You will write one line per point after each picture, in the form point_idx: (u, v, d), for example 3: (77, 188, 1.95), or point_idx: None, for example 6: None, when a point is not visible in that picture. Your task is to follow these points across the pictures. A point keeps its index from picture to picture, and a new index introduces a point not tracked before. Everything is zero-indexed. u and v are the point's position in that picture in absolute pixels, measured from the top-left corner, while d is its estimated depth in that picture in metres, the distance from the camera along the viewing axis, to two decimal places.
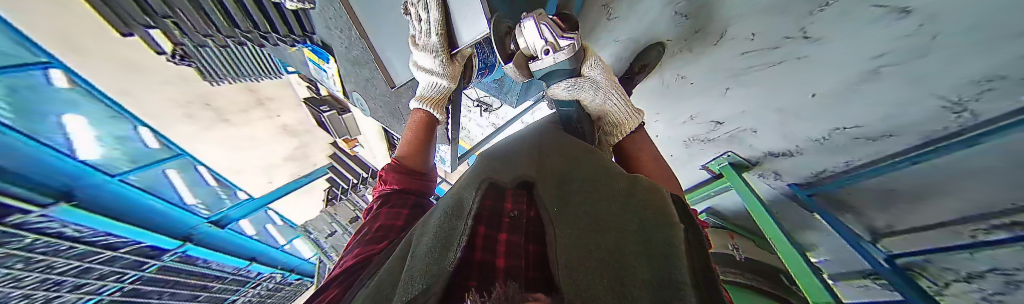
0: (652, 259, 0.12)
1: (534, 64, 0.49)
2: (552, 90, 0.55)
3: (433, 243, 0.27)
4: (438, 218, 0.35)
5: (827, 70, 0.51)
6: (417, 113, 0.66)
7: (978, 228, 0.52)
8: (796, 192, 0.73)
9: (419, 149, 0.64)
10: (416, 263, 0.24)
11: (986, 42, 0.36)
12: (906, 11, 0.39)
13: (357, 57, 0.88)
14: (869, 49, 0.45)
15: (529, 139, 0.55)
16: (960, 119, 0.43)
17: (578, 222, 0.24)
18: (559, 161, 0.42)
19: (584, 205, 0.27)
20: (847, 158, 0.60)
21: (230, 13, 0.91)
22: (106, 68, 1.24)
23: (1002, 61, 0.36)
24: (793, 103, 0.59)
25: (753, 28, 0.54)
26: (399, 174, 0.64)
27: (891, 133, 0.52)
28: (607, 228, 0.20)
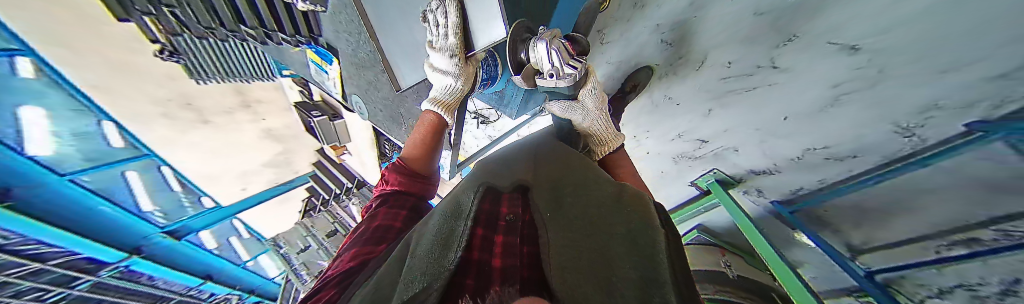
0: (637, 263, 0.14)
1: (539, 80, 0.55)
2: (549, 105, 0.64)
3: (431, 243, 0.26)
4: (437, 220, 0.33)
5: (795, 95, 0.58)
6: (429, 115, 0.66)
7: (941, 244, 0.54)
8: (781, 210, 0.77)
9: (427, 154, 0.64)
10: (416, 262, 0.22)
11: (926, 74, 0.41)
12: (854, 48, 0.45)
13: (362, 60, 0.89)
14: (829, 78, 0.51)
15: (525, 147, 0.56)
16: (913, 142, 0.49)
17: (574, 225, 0.24)
18: (553, 167, 0.42)
19: (575, 209, 0.27)
20: (821, 177, 0.65)
21: (239, 10, 0.92)
22: (90, 62, 1.18)
23: (941, 92, 0.41)
24: (768, 124, 0.65)
25: (730, 56, 0.61)
26: (403, 176, 0.65)
27: (855, 154, 0.57)
28: (599, 231, 0.21)
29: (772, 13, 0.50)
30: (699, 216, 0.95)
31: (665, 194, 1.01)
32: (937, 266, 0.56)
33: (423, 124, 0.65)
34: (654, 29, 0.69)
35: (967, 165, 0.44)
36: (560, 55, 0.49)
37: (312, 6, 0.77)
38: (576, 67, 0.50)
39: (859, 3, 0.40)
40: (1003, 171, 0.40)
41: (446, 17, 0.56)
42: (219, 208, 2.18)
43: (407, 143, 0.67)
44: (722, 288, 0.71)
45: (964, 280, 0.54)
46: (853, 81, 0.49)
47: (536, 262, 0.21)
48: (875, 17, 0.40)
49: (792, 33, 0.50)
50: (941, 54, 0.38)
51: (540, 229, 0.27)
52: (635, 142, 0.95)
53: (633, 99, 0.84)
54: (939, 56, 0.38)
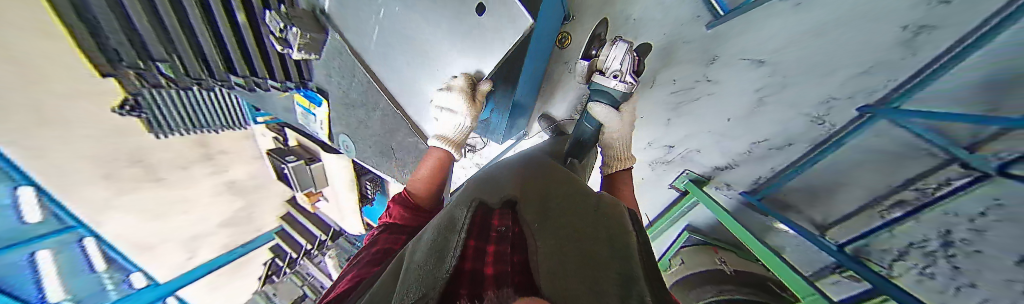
0: (620, 278, 0.15)
1: (599, 76, 0.64)
2: (590, 105, 0.67)
3: (424, 258, 0.24)
4: (430, 235, 0.32)
5: (730, 100, 0.70)
6: (438, 150, 0.71)
7: (881, 208, 0.59)
8: (749, 198, 0.83)
9: (433, 187, 0.68)
10: (407, 278, 0.21)
11: (817, 74, 0.57)
12: (761, 61, 0.62)
13: (354, 100, 0.92)
14: (750, 86, 0.66)
15: (517, 162, 0.60)
16: (827, 128, 0.60)
17: (564, 238, 0.25)
18: (540, 182, 0.45)
19: (563, 219, 0.29)
20: (772, 165, 0.74)
21: (215, 60, 0.86)
22: (23, 123, 1.03)
23: (834, 87, 0.56)
24: (717, 126, 0.76)
25: (673, 75, 0.76)
26: (408, 210, 0.65)
27: (790, 142, 0.67)
28: (585, 244, 0.22)
29: (697, 40, 0.68)
30: (684, 217, 1.00)
31: (649, 201, 1.07)
32: (893, 227, 0.58)
33: (431, 157, 0.71)
34: None
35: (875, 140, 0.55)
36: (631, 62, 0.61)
37: (307, 54, 0.78)
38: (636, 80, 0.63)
39: (752, 31, 0.61)
40: (903, 144, 0.51)
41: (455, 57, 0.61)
42: (153, 286, 1.82)
43: (411, 177, 0.71)
44: (724, 287, 0.69)
45: (913, 239, 0.56)
46: (766, 86, 0.64)
47: (526, 270, 0.21)
48: (777, 38, 0.59)
49: (713, 54, 0.67)
50: (826, 58, 0.55)
51: (530, 240, 0.28)
52: None
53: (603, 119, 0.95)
54: (825, 59, 0.55)
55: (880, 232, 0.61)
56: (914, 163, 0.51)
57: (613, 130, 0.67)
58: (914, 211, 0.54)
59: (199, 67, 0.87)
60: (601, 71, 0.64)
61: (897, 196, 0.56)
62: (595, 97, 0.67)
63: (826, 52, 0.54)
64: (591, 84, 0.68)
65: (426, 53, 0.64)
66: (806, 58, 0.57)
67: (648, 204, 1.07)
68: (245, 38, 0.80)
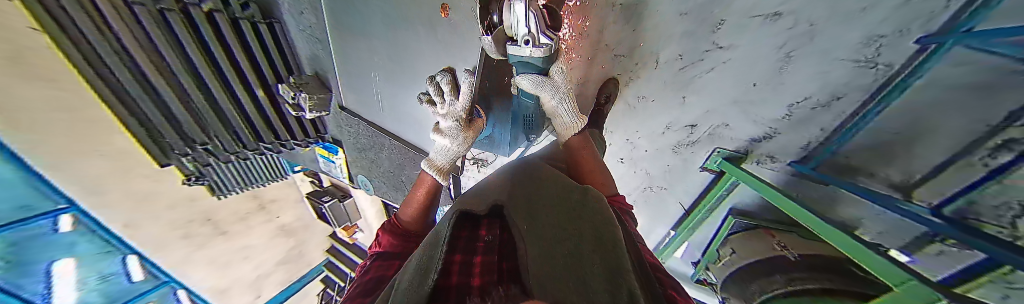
0: (608, 279, 0.18)
1: (511, 46, 0.54)
2: (519, 79, 0.66)
3: (411, 277, 0.25)
4: (419, 254, 0.33)
5: (751, 62, 0.65)
6: (427, 177, 0.73)
7: (983, 154, 0.40)
8: (801, 169, 0.71)
9: (424, 213, 0.70)
10: (396, 299, 0.21)
11: (844, 14, 0.49)
12: (777, 14, 0.57)
13: (367, 146, 1.15)
14: (772, 42, 0.60)
15: (504, 169, 0.63)
16: (882, 71, 0.49)
17: (550, 247, 0.27)
18: (526, 187, 0.48)
19: (549, 224, 0.32)
20: (822, 125, 0.63)
21: (256, 125, 1.15)
22: (118, 199, 1.28)
23: (874, 24, 0.47)
24: (741, 93, 0.70)
25: (677, 50, 0.74)
26: (398, 236, 0.66)
27: (837, 96, 0.57)
28: (571, 250, 0.25)
29: (695, 9, 0.67)
30: (726, 201, 0.89)
31: (678, 187, 0.99)
32: (997, 181, 0.39)
33: (421, 186, 0.72)
34: (607, 49, 0.87)
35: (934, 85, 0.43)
36: (538, 18, 0.48)
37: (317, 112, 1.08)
38: (552, 38, 0.52)
39: None
40: (956, 83, 0.40)
41: (449, 96, 0.64)
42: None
43: (403, 206, 0.73)
44: (794, 275, 0.58)
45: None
46: (791, 40, 0.57)
47: (515, 275, 0.23)
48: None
49: (718, 19, 0.64)
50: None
51: (519, 246, 0.30)
52: (630, 143, 1.02)
53: (612, 107, 0.98)
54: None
55: (988, 185, 0.41)
56: (957, 114, 0.42)
57: (547, 99, 0.67)
58: (999, 171, 0.38)
59: (222, 123, 1.08)
60: (514, 39, 0.53)
61: (998, 138, 0.38)
62: (521, 70, 0.65)
63: None
64: (507, 56, 0.60)
65: (417, 78, 0.80)
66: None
67: (677, 191, 1.00)
68: (256, 91, 1.03)
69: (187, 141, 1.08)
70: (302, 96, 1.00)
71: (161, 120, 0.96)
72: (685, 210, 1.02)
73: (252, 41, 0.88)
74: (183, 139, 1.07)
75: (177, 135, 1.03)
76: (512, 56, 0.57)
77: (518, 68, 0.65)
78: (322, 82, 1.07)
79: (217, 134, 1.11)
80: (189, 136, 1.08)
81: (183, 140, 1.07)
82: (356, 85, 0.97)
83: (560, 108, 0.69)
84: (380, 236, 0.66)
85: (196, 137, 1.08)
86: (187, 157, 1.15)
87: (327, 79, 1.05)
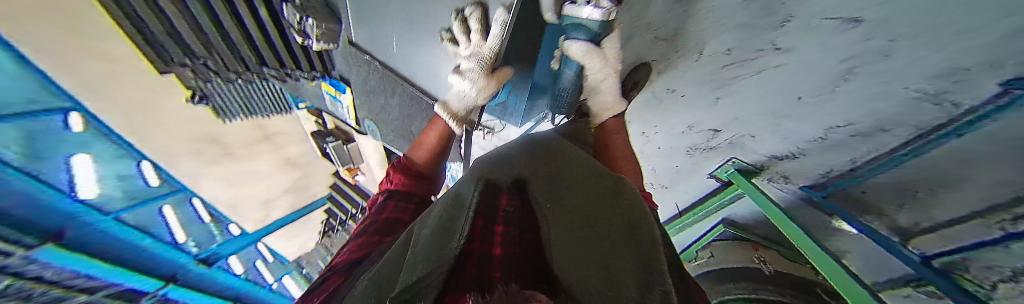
0: (639, 267, 0.16)
1: (571, 8, 0.51)
2: (567, 45, 0.58)
3: (433, 233, 0.25)
4: (439, 212, 0.33)
5: (806, 71, 0.54)
6: (439, 122, 0.76)
7: None
8: (812, 195, 0.73)
9: (434, 157, 0.77)
10: (416, 252, 0.21)
11: (929, 38, 0.39)
12: (857, 21, 0.43)
13: (377, 89, 1.09)
14: (835, 54, 0.49)
15: (528, 140, 0.60)
16: (946, 109, 0.45)
17: (573, 225, 0.25)
18: (552, 165, 0.46)
19: (574, 204, 0.30)
20: (851, 156, 0.62)
21: (259, 51, 1.10)
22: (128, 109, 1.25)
23: (952, 57, 0.39)
24: (782, 106, 0.62)
25: (726, 44, 0.60)
26: (410, 176, 0.74)
27: (884, 128, 0.53)
28: (595, 229, 0.23)
29: None
30: (726, 208, 0.90)
31: (681, 189, 0.99)
32: None
33: (433, 131, 0.76)
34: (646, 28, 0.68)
35: (1011, 127, 0.41)
36: None
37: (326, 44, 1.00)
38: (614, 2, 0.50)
39: None
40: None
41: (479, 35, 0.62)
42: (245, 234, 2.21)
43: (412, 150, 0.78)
44: (763, 286, 0.63)
45: None
46: (860, 55, 0.47)
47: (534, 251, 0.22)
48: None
49: (787, 13, 0.49)
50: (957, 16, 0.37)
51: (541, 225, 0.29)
52: (645, 137, 0.94)
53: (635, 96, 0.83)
54: (950, 14, 0.37)
55: None
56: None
57: (592, 68, 0.61)
58: None
59: (224, 43, 1.02)
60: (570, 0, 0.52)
61: None
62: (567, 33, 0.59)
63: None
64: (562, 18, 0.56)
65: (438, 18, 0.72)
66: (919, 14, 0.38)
67: (681, 191, 0.99)
68: (258, 9, 0.91)
69: (188, 54, 1.05)
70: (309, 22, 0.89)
71: (162, 33, 0.93)
72: (678, 211, 1.05)
73: None
74: (184, 52, 1.03)
75: (178, 49, 1.02)
76: (566, 18, 0.55)
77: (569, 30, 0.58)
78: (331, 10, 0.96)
79: (217, 51, 1.07)
80: (190, 51, 1.05)
81: (182, 53, 1.04)
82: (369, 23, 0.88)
83: (602, 81, 0.66)
84: (392, 175, 0.74)
85: (197, 52, 1.05)
86: (189, 69, 1.14)
87: (337, 9, 0.95)
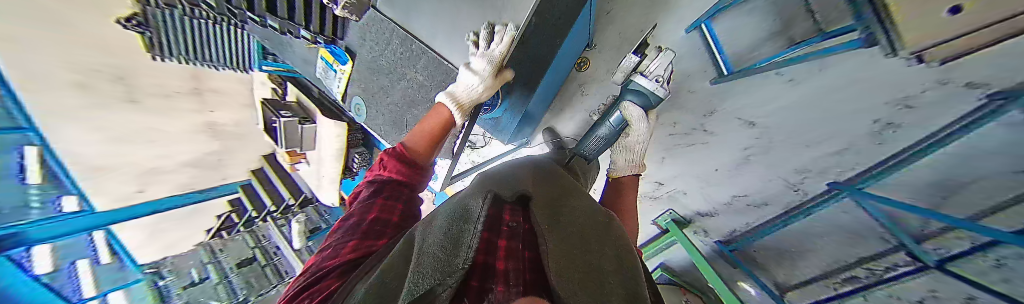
0: (628, 288, 0.18)
1: (640, 76, 0.65)
2: (626, 104, 0.68)
3: (439, 241, 0.25)
4: (443, 221, 0.32)
5: (720, 150, 0.77)
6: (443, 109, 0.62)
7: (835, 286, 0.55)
8: (723, 248, 0.91)
9: (434, 143, 0.63)
10: (423, 258, 0.22)
11: (794, 143, 0.64)
12: (751, 124, 0.68)
13: (380, 67, 0.68)
14: (739, 143, 0.73)
15: (529, 160, 0.63)
16: (799, 195, 0.69)
17: (572, 243, 0.27)
18: (556, 188, 0.48)
19: (571, 227, 0.32)
20: (747, 220, 0.82)
21: None
22: None
23: (811, 160, 0.64)
24: (706, 173, 0.82)
25: (674, 118, 0.80)
26: (401, 161, 0.63)
27: (766, 202, 0.75)
28: (589, 252, 0.25)
29: (702, 91, 0.71)
30: (661, 254, 1.04)
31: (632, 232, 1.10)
32: None
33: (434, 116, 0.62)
34: None
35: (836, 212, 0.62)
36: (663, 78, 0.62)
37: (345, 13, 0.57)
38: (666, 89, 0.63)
39: (750, 95, 0.64)
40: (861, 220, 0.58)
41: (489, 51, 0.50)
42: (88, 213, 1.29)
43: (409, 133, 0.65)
44: None
45: None
46: (753, 147, 0.71)
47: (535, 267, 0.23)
48: (781, 100, 0.61)
49: (710, 109, 0.72)
50: (805, 137, 0.62)
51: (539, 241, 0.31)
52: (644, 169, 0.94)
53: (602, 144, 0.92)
54: (796, 133, 0.63)
55: None
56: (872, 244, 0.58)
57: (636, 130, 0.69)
58: None
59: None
60: (644, 73, 0.65)
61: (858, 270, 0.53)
62: (626, 96, 0.69)
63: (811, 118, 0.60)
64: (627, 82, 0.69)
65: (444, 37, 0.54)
66: (791, 126, 0.63)
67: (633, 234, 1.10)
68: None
69: None
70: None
71: None
72: None
73: None
74: None
75: None
76: (633, 82, 0.66)
77: (631, 93, 0.68)
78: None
79: None
80: None
81: None
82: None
83: (642, 143, 0.70)
84: (385, 160, 0.63)
85: None
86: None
87: None
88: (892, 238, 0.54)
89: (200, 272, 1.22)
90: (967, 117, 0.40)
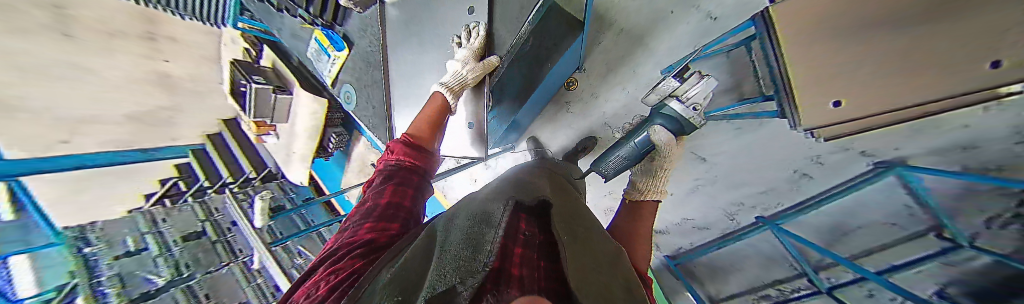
0: None
1: (677, 102, 0.61)
2: (655, 128, 0.65)
3: (457, 240, 0.21)
4: (462, 220, 0.29)
5: (677, 177, 0.88)
6: (436, 99, 0.61)
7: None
8: (670, 262, 0.98)
9: (435, 131, 0.59)
10: (439, 250, 0.19)
11: (734, 183, 0.79)
12: (702, 159, 0.82)
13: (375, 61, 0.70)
14: (692, 174, 0.85)
15: (538, 175, 0.58)
16: (734, 224, 0.83)
17: (600, 280, 0.22)
18: (577, 217, 0.43)
19: (595, 263, 0.27)
20: (692, 240, 0.93)
21: None
22: None
23: (743, 196, 0.79)
24: (662, 196, 0.93)
25: None
26: (407, 149, 0.56)
27: (707, 226, 0.88)
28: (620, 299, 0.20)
29: None
30: None
31: None
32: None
33: (429, 108, 0.60)
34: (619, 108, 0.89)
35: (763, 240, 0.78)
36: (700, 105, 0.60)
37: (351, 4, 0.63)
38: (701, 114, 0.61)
39: (705, 137, 0.79)
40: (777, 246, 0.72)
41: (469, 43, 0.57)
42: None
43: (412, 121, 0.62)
44: None
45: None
46: (705, 180, 0.84)
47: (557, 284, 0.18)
48: (732, 144, 0.75)
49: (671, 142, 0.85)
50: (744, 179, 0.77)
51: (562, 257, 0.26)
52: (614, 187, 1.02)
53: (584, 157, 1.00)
54: (739, 174, 0.77)
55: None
56: (780, 270, 0.77)
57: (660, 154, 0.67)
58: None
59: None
60: (680, 98, 0.61)
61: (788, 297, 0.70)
62: (655, 119, 0.66)
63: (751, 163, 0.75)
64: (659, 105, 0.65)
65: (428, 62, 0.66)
66: (732, 168, 0.78)
67: None
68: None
69: None
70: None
71: None
72: None
73: None
74: None
75: None
76: (668, 107, 0.63)
77: (660, 115, 0.65)
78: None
79: None
80: None
81: None
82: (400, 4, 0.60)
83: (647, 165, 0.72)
84: (390, 148, 0.57)
85: None
86: None
87: None
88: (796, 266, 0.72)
89: (136, 241, 1.08)
90: (845, 182, 0.64)
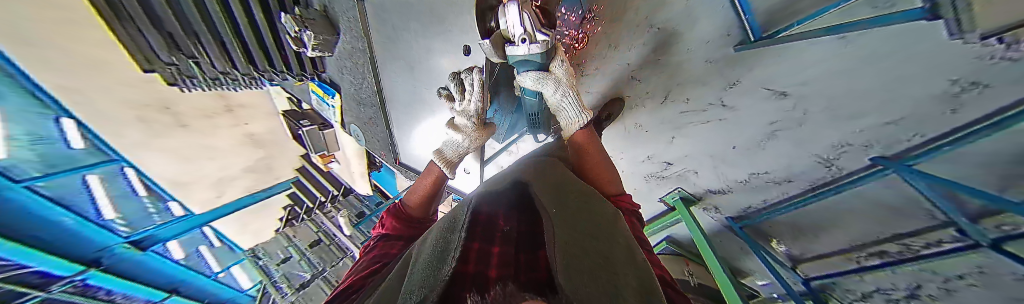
0: (644, 292, 0.14)
1: (510, 48, 0.46)
2: (521, 78, 0.57)
3: (430, 252, 0.24)
4: (436, 232, 0.32)
5: (743, 125, 0.66)
6: (433, 169, 0.68)
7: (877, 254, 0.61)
8: (733, 224, 0.88)
9: (428, 202, 0.68)
10: (415, 268, 0.21)
11: (835, 119, 0.53)
12: (784, 94, 0.56)
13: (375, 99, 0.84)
14: (765, 118, 0.62)
15: (524, 162, 0.60)
16: (833, 171, 0.59)
17: (576, 228, 0.24)
18: (553, 177, 0.45)
19: (574, 215, 0.29)
20: (764, 197, 0.76)
21: (222, 36, 0.94)
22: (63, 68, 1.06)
23: (849, 134, 0.53)
24: (721, 151, 0.74)
25: (687, 94, 0.70)
26: (400, 220, 0.65)
27: (790, 179, 0.68)
28: (596, 245, 0.22)
29: (720, 62, 0.60)
30: (667, 229, 1.06)
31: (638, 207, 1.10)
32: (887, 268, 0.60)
33: (425, 182, 0.68)
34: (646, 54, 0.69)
35: (875, 189, 0.54)
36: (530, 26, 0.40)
37: (320, 53, 0.79)
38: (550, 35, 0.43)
39: (778, 66, 0.53)
40: (901, 197, 0.51)
41: (470, 89, 0.54)
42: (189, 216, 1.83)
43: (410, 191, 0.70)
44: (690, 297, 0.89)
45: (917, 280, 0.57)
46: (781, 121, 0.60)
47: (531, 276, 0.20)
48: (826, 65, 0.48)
49: (734, 79, 0.60)
50: (859, 109, 0.49)
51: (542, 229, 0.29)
52: (652, 155, 0.88)
53: (610, 125, 0.88)
54: (856, 107, 0.49)
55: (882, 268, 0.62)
56: (914, 221, 0.52)
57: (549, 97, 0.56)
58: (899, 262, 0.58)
59: (206, 30, 0.90)
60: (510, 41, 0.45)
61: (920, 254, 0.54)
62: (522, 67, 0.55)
63: (854, 87, 0.47)
64: (507, 57, 0.51)
65: (422, 94, 0.74)
66: (833, 97, 0.51)
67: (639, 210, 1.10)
68: (254, 13, 0.84)
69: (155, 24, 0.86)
70: (306, 34, 0.73)
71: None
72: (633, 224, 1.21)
73: (257, 15, 0.85)
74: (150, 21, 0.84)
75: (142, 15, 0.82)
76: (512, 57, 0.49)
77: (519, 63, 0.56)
78: (331, 22, 0.79)
79: (171, 33, 0.91)
80: (162, 28, 0.88)
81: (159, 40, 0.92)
82: (396, 54, 0.69)
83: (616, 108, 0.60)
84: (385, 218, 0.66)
85: (163, 27, 0.88)
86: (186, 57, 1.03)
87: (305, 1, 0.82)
88: (940, 215, 0.47)
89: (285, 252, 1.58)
90: None
